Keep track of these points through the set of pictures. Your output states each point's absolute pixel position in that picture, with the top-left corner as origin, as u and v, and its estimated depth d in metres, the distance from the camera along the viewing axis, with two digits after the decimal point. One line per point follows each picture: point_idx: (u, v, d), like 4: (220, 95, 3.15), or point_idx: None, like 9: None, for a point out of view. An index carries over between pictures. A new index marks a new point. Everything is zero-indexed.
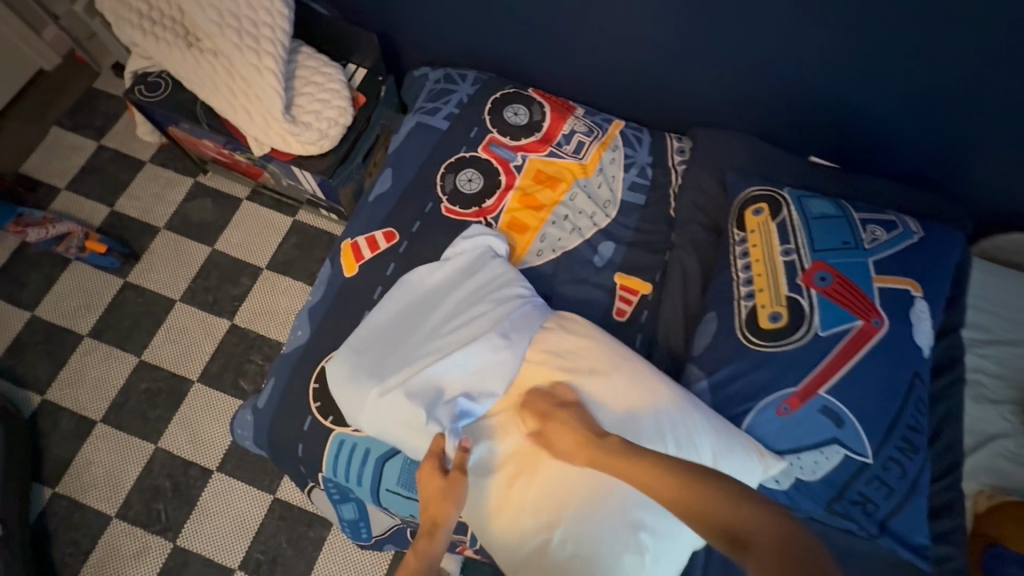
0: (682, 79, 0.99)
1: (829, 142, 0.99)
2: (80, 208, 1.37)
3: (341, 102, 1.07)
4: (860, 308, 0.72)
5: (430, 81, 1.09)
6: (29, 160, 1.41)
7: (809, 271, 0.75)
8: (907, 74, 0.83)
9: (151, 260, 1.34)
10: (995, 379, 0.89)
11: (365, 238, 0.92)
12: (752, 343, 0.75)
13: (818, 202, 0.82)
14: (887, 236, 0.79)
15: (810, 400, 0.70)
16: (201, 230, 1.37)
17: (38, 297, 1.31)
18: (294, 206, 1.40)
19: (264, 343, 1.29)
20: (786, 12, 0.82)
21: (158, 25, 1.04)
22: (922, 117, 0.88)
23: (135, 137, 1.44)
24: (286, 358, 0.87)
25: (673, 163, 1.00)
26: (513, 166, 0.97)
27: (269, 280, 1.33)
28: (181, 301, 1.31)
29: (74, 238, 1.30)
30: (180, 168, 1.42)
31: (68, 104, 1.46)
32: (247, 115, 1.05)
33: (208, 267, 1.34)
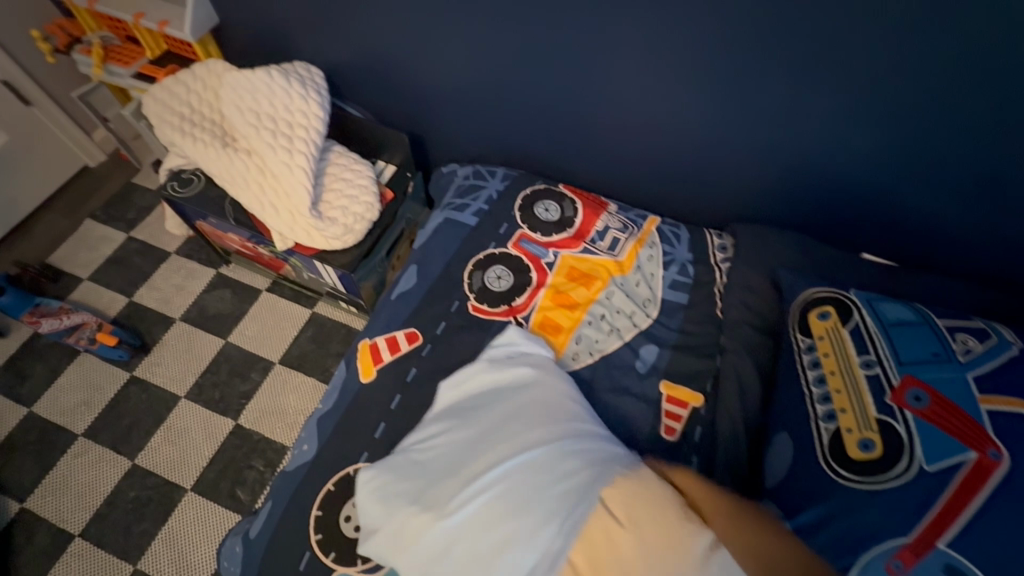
0: (720, 175, 0.96)
1: (884, 239, 0.92)
2: (99, 299, 1.35)
3: (369, 197, 1.06)
4: (967, 435, 0.59)
5: (459, 177, 1.07)
6: (58, 251, 1.42)
7: (899, 388, 0.65)
8: (971, 171, 0.78)
9: (162, 353, 1.29)
10: None
11: (385, 338, 0.85)
12: (843, 477, 0.63)
13: (892, 306, 0.73)
14: (982, 347, 0.68)
15: (927, 555, 0.55)
16: (216, 322, 1.33)
17: (39, 391, 1.24)
18: (314, 298, 1.35)
19: (268, 446, 1.18)
20: (832, 112, 0.79)
21: (196, 126, 1.07)
22: (989, 215, 0.82)
23: (164, 229, 1.45)
24: (288, 475, 0.76)
25: (716, 260, 0.93)
26: (544, 262, 0.92)
27: (280, 376, 1.26)
28: (186, 397, 1.23)
29: (87, 329, 1.26)
30: (204, 259, 1.41)
31: (105, 198, 1.50)
32: (272, 210, 1.04)
33: (218, 361, 1.27)
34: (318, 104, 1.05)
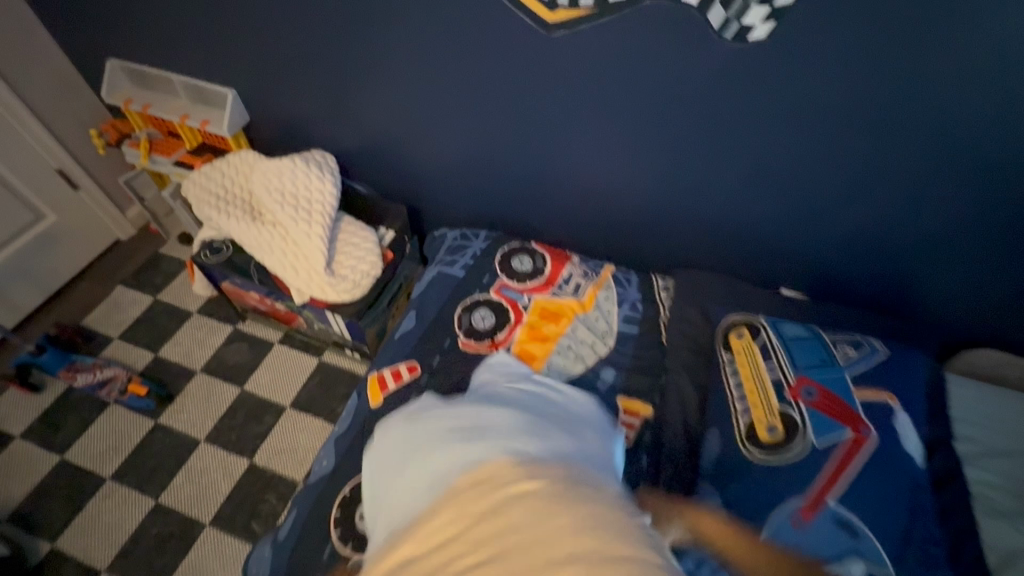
0: (659, 230, 1.18)
1: (793, 276, 1.15)
2: (128, 355, 1.51)
3: (373, 258, 1.27)
4: (847, 419, 0.79)
5: (448, 238, 1.29)
6: (91, 314, 1.59)
7: (795, 386, 0.83)
8: (844, 221, 1.01)
9: (184, 401, 1.43)
10: (1001, 492, 0.91)
11: (390, 371, 1.03)
12: (755, 456, 0.80)
13: (791, 325, 0.94)
14: (858, 354, 0.89)
15: (820, 511, 0.73)
16: (234, 372, 1.49)
17: (70, 440, 1.37)
18: (321, 348, 1.53)
19: (280, 482, 1.31)
20: (734, 182, 1.02)
21: (229, 204, 1.29)
22: (864, 255, 1.05)
23: (188, 291, 1.64)
24: (310, 487, 0.91)
25: (660, 298, 1.14)
26: (520, 305, 1.12)
27: (291, 418, 1.40)
28: (205, 440, 1.37)
29: (118, 382, 1.41)
30: (223, 317, 1.59)
31: (135, 267, 1.70)
32: (293, 270, 1.24)
33: (235, 407, 1.42)
34: (331, 184, 1.28)
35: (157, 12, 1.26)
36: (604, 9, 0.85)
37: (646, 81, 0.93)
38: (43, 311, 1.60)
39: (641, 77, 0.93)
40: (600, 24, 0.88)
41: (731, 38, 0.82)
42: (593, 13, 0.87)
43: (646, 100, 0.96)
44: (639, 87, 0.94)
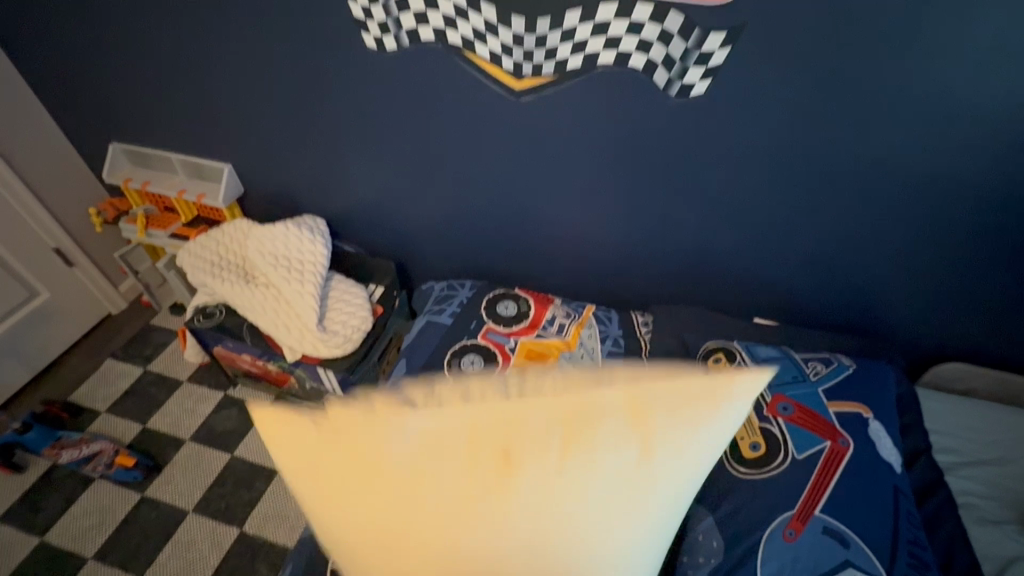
0: (634, 269, 1.25)
1: (764, 305, 1.22)
2: (115, 428, 1.49)
3: (364, 312, 1.32)
4: (824, 431, 0.83)
5: (436, 290, 1.35)
6: (79, 388, 1.58)
7: (772, 403, 0.87)
8: (801, 249, 1.09)
9: (172, 471, 1.40)
10: (988, 499, 0.93)
11: None
12: (743, 473, 0.81)
13: (763, 347, 0.99)
14: (828, 369, 0.94)
15: (810, 522, 0.74)
16: (223, 437, 1.47)
17: (52, 520, 1.33)
18: None
19: (271, 549, 1.27)
20: (696, 220, 1.11)
21: (223, 269, 1.34)
22: (825, 280, 1.12)
23: (178, 360, 1.65)
24: (305, 540, 0.90)
25: (641, 333, 1.19)
26: (507, 347, 1.16)
27: (282, 481, 1.38)
28: (193, 510, 1.33)
29: (105, 455, 1.38)
30: (213, 382, 1.59)
31: (125, 338, 1.71)
32: (286, 329, 1.28)
33: (225, 473, 1.40)
34: (322, 245, 1.35)
35: (159, 99, 1.37)
36: (564, 75, 0.97)
37: (607, 135, 1.03)
38: (30, 388, 1.59)
39: (601, 131, 1.03)
40: (562, 89, 0.99)
41: (676, 94, 0.93)
42: (555, 80, 0.98)
43: (609, 151, 1.06)
44: (602, 140, 1.04)
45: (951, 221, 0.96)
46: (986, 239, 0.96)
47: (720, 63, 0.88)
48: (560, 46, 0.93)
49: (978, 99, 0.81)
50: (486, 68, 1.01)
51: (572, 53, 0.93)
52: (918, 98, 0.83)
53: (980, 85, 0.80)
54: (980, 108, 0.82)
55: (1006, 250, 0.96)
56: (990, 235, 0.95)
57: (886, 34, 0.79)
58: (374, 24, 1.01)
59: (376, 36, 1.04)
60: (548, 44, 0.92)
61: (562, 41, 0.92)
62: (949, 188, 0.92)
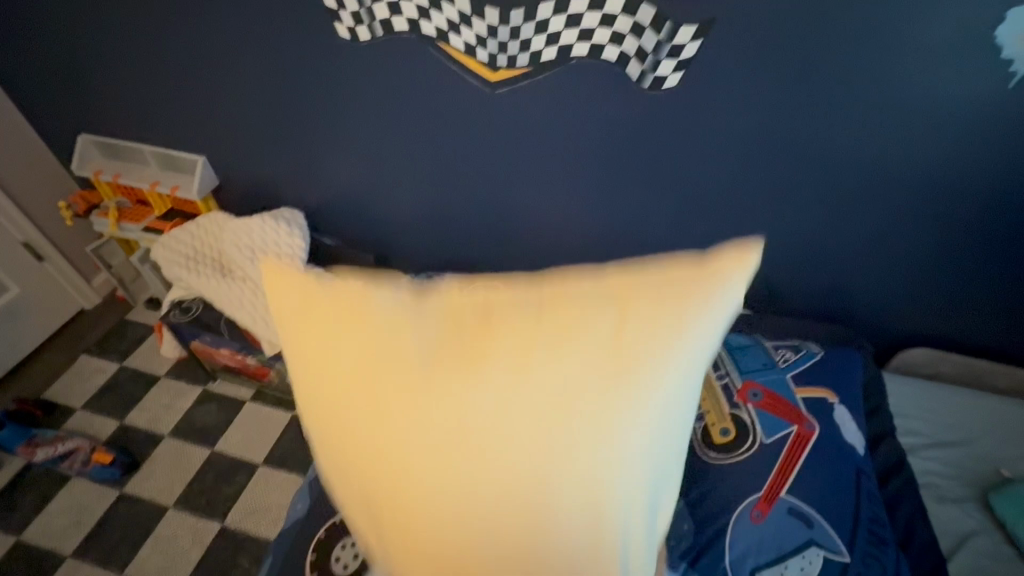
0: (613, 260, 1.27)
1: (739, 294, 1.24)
2: (91, 424, 1.47)
3: None
4: (792, 416, 0.85)
5: None
6: (53, 385, 1.56)
7: (742, 390, 0.90)
8: (773, 240, 1.11)
9: (150, 467, 1.39)
10: (947, 479, 0.97)
11: None
12: (714, 458, 0.83)
13: (735, 336, 1.01)
14: (796, 356, 0.97)
15: (776, 503, 0.77)
16: (202, 432, 1.46)
17: (29, 518, 1.32)
18: (293, 402, 1.52)
19: (253, 542, 1.27)
20: (672, 211, 1.12)
21: (199, 263, 1.32)
22: (797, 270, 1.15)
23: (155, 355, 1.63)
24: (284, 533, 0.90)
25: None
26: None
27: (264, 474, 1.37)
28: (173, 506, 1.33)
29: (82, 452, 1.37)
30: (191, 377, 1.57)
31: (100, 334, 1.68)
32: (264, 323, 1.27)
33: (205, 468, 1.39)
34: (300, 238, 1.31)
35: (129, 89, 1.34)
36: (539, 67, 0.97)
37: (583, 126, 1.04)
38: (2, 386, 1.56)
39: (577, 122, 1.04)
40: (537, 80, 0.99)
41: (649, 87, 0.94)
42: (530, 72, 0.98)
43: (586, 143, 1.06)
44: (578, 132, 1.05)
45: (915, 212, 0.99)
46: (948, 228, 0.99)
47: (692, 56, 0.89)
48: (534, 38, 0.93)
49: (939, 92, 0.84)
50: (461, 59, 1.00)
51: (546, 45, 0.94)
52: (883, 91, 0.86)
53: (941, 79, 0.82)
54: (942, 101, 0.85)
55: (967, 240, 1.00)
56: (952, 225, 0.99)
57: (851, 29, 0.81)
58: (346, 13, 1.00)
59: (349, 27, 1.02)
60: (522, 36, 0.92)
61: (537, 32, 0.92)
62: (913, 179, 0.95)
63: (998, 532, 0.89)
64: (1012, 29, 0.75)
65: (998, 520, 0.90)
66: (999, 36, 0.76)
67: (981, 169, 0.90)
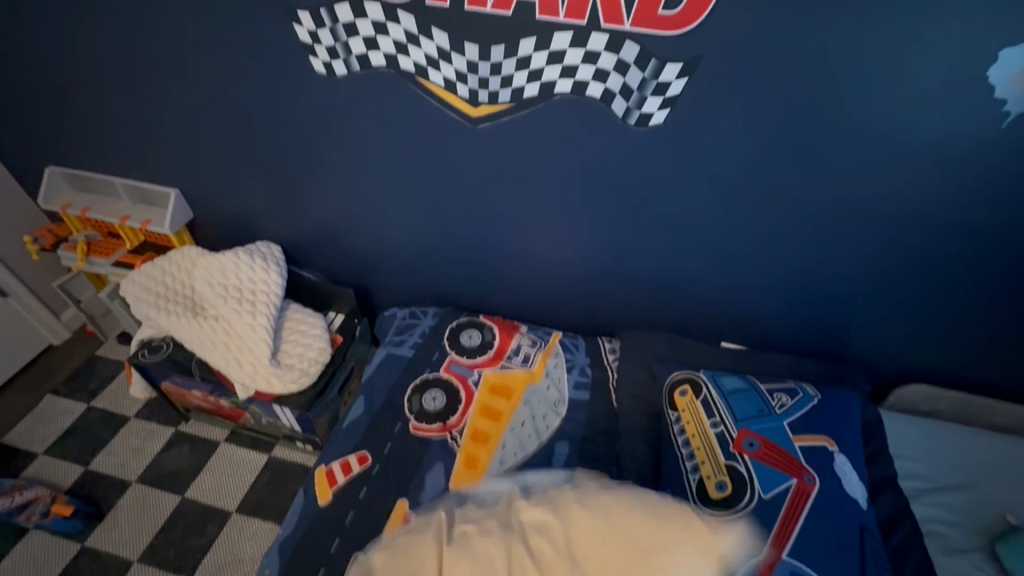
0: (601, 296, 1.22)
1: (732, 330, 1.20)
2: (53, 472, 1.38)
3: (321, 343, 1.25)
4: (791, 468, 0.81)
5: (398, 318, 1.29)
6: (14, 429, 1.47)
7: (738, 439, 0.85)
8: (765, 276, 1.08)
9: (116, 517, 1.31)
10: (954, 527, 0.93)
11: (339, 463, 1.00)
12: (710, 514, 0.78)
13: (728, 378, 0.97)
14: (793, 401, 0.93)
15: (778, 566, 0.71)
16: (173, 478, 1.37)
17: None
18: (271, 443, 1.44)
19: None
20: (662, 248, 1.09)
21: (169, 300, 1.26)
22: (791, 306, 1.12)
23: (125, 394, 1.55)
24: None
25: (608, 362, 1.17)
26: (471, 381, 1.13)
27: (237, 522, 1.30)
28: (138, 559, 1.24)
29: (40, 503, 1.26)
30: (163, 419, 1.49)
31: (67, 372, 1.60)
32: (237, 363, 1.20)
33: (173, 517, 1.30)
34: (276, 273, 1.28)
35: (101, 121, 1.29)
36: (522, 103, 0.94)
37: (570, 162, 1.01)
38: None
39: (564, 158, 1.00)
40: (519, 117, 0.97)
41: (635, 123, 0.92)
42: (511, 108, 0.95)
43: (573, 179, 1.03)
44: (565, 168, 1.02)
45: (910, 248, 0.96)
46: (943, 265, 0.97)
47: (678, 93, 0.86)
48: (516, 74, 0.90)
49: (930, 130, 0.82)
50: (440, 95, 0.97)
51: (528, 81, 0.91)
52: (873, 130, 0.84)
53: (934, 117, 0.80)
54: (934, 139, 0.83)
55: (963, 276, 0.97)
56: (946, 261, 0.96)
57: (840, 67, 0.79)
58: (322, 48, 0.97)
59: (325, 61, 0.99)
60: (503, 72, 0.90)
61: (518, 68, 0.89)
62: (905, 216, 0.92)
63: None
64: (1005, 67, 0.74)
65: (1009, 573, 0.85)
66: (992, 75, 0.75)
67: (977, 206, 0.88)
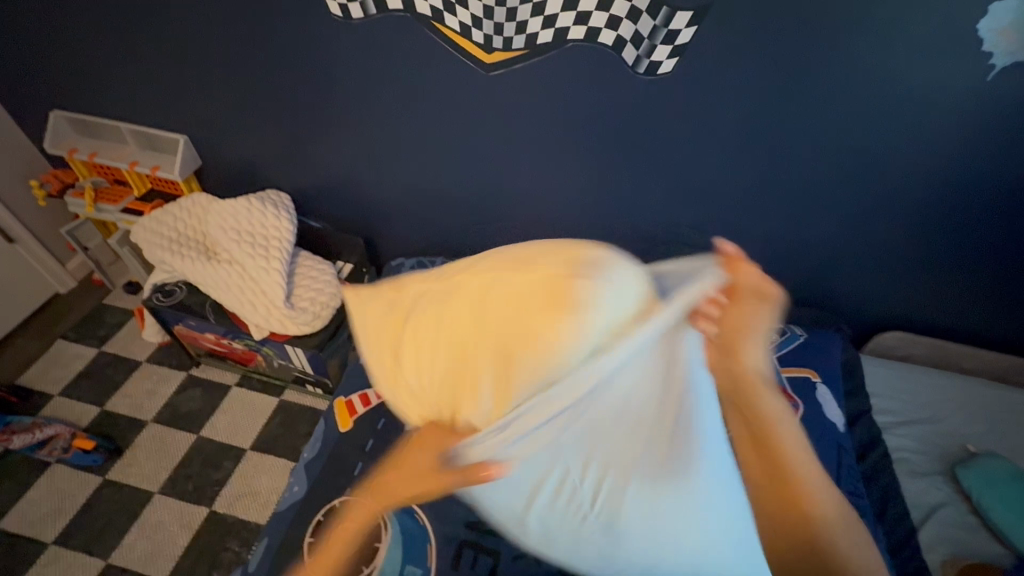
0: None
1: None
2: (70, 411, 1.43)
3: (332, 289, 1.30)
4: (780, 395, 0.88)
5: (406, 267, 1.33)
6: (28, 371, 1.51)
7: None
8: (760, 227, 1.14)
9: (134, 454, 1.37)
10: (919, 455, 1.02)
11: (358, 395, 1.04)
12: None
13: None
14: (781, 339, 1.01)
15: None
16: (187, 418, 1.43)
17: (7, 506, 1.29)
18: (281, 388, 1.49)
19: (242, 527, 1.26)
20: (663, 199, 1.14)
21: (183, 245, 1.29)
22: (784, 256, 1.18)
23: (136, 340, 1.59)
24: (280, 515, 0.92)
25: None
26: None
27: (252, 459, 1.36)
28: (159, 491, 1.31)
29: (60, 440, 1.32)
30: (175, 363, 1.54)
31: (77, 319, 1.64)
32: (252, 306, 1.24)
33: (191, 454, 1.37)
34: (287, 221, 1.31)
35: (108, 64, 1.28)
36: (535, 50, 0.97)
37: (579, 110, 1.04)
38: None
39: (574, 106, 1.04)
40: (532, 64, 0.99)
41: (644, 72, 0.95)
42: (525, 55, 0.98)
43: (580, 127, 1.07)
44: (574, 115, 1.05)
45: (896, 201, 1.02)
46: (926, 217, 1.03)
47: (686, 43, 0.90)
48: (531, 20, 0.93)
49: (921, 83, 0.86)
50: (455, 40, 1.00)
51: (543, 27, 0.94)
52: (870, 81, 0.88)
53: (925, 69, 0.85)
54: (925, 93, 0.87)
55: (943, 228, 1.04)
56: (930, 213, 1.02)
57: (842, 20, 0.83)
58: None
59: (340, 4, 1.01)
60: (518, 17, 0.92)
61: (533, 15, 0.92)
62: (895, 168, 0.98)
63: (963, 502, 0.95)
64: (992, 23, 0.79)
65: (966, 493, 0.96)
66: (981, 30, 0.80)
67: (962, 160, 0.94)
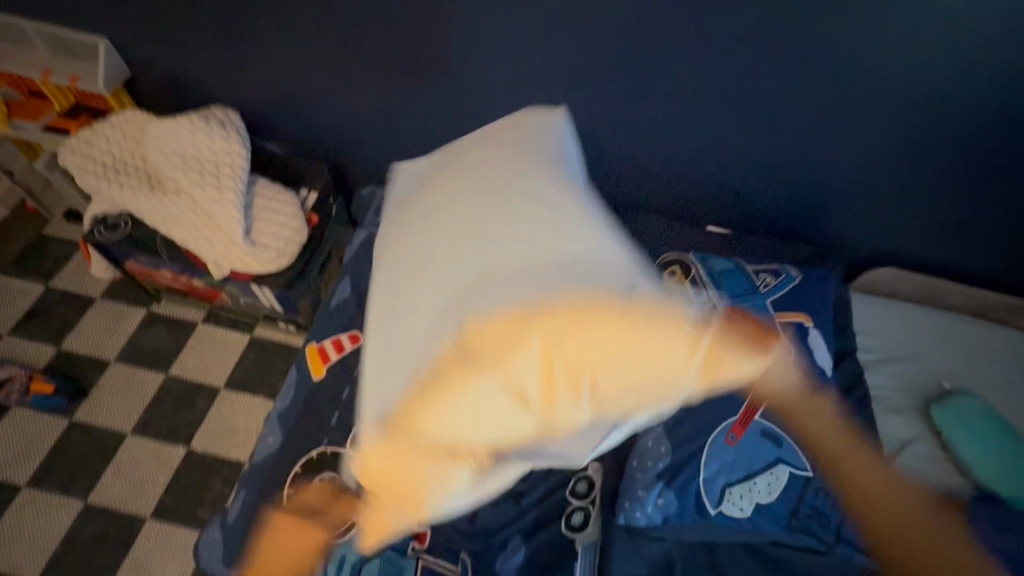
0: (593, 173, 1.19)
1: (722, 212, 1.20)
2: (24, 353, 1.35)
3: (297, 223, 1.17)
4: None
5: (377, 197, 1.20)
6: None
7: None
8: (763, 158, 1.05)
9: (100, 395, 1.31)
10: (897, 393, 1.04)
11: (331, 341, 0.99)
12: None
13: (717, 260, 0.98)
14: (776, 281, 0.96)
15: (751, 426, 0.79)
16: (153, 357, 1.36)
17: None
18: (251, 324, 1.42)
19: (223, 465, 1.25)
20: None
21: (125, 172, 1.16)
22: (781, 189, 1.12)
23: (85, 274, 1.46)
24: (257, 466, 0.90)
25: None
26: None
27: (226, 398, 1.32)
28: (133, 432, 1.27)
29: (17, 382, 1.27)
30: (133, 300, 1.43)
31: (15, 253, 1.49)
32: (208, 242, 1.13)
33: (162, 393, 1.32)
34: (240, 145, 1.16)
35: None
36: None
37: None
38: None
39: None
40: None
41: None
42: None
43: None
44: None
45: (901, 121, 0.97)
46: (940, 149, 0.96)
47: None
48: None
49: None
50: None
51: None
52: None
53: None
54: None
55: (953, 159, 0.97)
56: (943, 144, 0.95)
57: None
58: None
59: None
60: None
61: None
62: None
63: (933, 438, 0.98)
64: None
65: (936, 429, 0.98)
66: None
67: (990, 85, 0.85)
